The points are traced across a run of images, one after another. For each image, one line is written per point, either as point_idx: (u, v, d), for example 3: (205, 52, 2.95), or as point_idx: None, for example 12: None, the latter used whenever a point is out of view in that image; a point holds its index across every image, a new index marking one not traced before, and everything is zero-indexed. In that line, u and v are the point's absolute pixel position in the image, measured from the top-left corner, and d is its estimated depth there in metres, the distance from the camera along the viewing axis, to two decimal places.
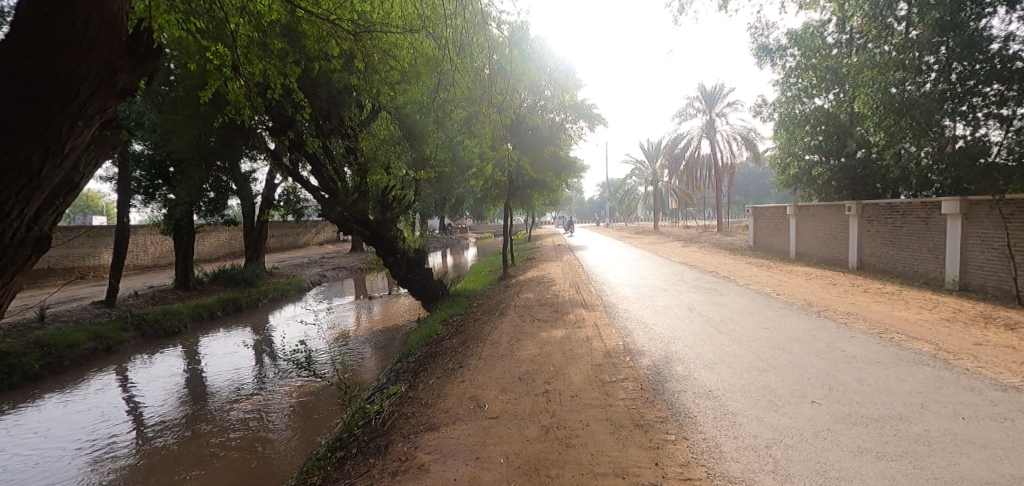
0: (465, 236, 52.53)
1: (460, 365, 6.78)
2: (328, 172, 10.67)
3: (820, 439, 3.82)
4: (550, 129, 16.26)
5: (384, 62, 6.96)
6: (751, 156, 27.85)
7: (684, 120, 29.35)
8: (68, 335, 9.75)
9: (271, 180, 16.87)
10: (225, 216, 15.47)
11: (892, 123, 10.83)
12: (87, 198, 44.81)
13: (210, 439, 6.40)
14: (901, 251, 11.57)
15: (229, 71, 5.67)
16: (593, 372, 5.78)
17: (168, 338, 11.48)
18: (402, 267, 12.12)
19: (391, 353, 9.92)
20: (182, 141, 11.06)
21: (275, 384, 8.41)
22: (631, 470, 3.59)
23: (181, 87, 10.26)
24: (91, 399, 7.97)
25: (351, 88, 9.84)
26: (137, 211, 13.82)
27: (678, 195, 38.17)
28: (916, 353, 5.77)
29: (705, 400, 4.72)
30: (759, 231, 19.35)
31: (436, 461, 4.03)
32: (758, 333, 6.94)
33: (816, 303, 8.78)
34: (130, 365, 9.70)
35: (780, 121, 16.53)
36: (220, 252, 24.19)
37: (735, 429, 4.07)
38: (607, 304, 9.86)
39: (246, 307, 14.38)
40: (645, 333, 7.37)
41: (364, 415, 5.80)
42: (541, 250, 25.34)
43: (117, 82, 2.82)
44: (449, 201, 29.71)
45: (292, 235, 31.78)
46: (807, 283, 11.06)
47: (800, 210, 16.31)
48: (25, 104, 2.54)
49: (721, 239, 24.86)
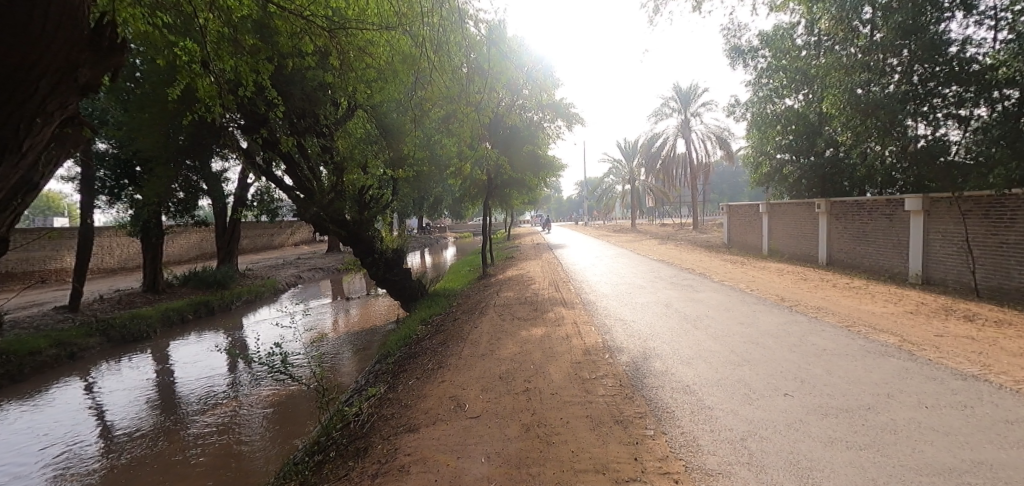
0: (443, 236, 52.18)
1: (440, 365, 6.75)
2: (304, 171, 10.50)
3: (792, 430, 3.92)
4: (528, 129, 16.33)
5: (360, 60, 6.89)
6: (725, 155, 28.36)
7: (659, 120, 29.72)
8: (29, 342, 9.37)
9: (244, 179, 16.50)
10: (196, 217, 15.08)
11: (858, 123, 11.20)
12: (47, 199, 43.00)
13: (182, 448, 6.23)
14: (867, 247, 11.94)
15: (199, 68, 5.53)
16: (572, 370, 5.82)
17: (137, 343, 11.14)
18: (380, 267, 12.00)
19: (369, 354, 9.83)
20: (149, 139, 10.72)
21: (250, 389, 8.24)
22: (611, 466, 3.62)
23: (148, 84, 9.94)
24: (54, 409, 7.66)
25: (326, 86, 9.69)
26: (102, 212, 13.36)
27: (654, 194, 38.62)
28: (882, 345, 5.97)
29: (683, 395, 4.80)
30: (733, 228, 19.73)
31: (417, 462, 4.00)
32: (733, 328, 7.08)
33: (788, 298, 9.02)
34: (96, 372, 9.37)
35: (752, 121, 16.88)
36: (190, 254, 23.54)
37: (711, 423, 4.16)
38: (586, 302, 9.94)
39: (218, 310, 14.04)
40: (623, 330, 7.45)
41: (342, 418, 5.72)
42: (520, 249, 25.38)
43: (78, 78, 2.86)
44: (427, 200, 29.47)
45: (266, 235, 31.12)
46: (779, 278, 11.34)
47: (771, 208, 16.70)
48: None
49: (697, 237, 25.28)
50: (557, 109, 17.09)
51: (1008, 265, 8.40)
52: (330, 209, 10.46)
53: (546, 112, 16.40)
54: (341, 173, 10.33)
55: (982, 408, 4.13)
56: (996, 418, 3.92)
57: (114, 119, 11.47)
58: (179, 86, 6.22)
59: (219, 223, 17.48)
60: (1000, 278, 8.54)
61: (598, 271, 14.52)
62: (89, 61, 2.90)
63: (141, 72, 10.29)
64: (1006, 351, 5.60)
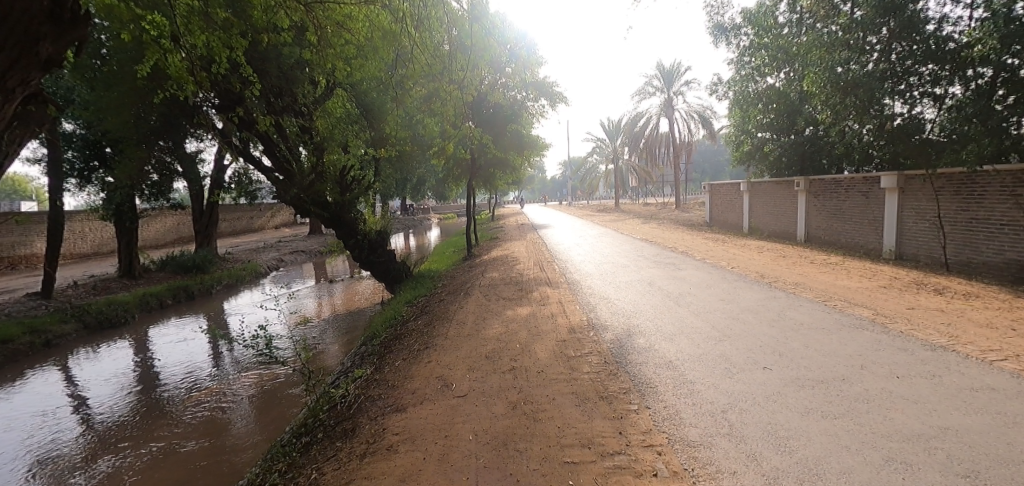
0: (427, 216, 51.65)
1: (426, 346, 6.78)
2: (282, 151, 10.21)
3: (770, 402, 4.04)
4: (511, 107, 16.31)
5: (339, 35, 6.69)
6: (708, 134, 28.43)
7: (643, 98, 29.67)
8: (2, 330, 9.16)
9: (220, 161, 16.11)
10: (171, 200, 14.70)
11: (837, 101, 11.41)
12: (13, 182, 41.84)
13: (166, 435, 6.16)
14: (844, 224, 12.20)
15: (168, 43, 5.32)
16: (558, 348, 5.88)
17: (115, 329, 10.93)
18: (363, 249, 11.83)
19: (355, 337, 9.80)
20: (120, 118, 10.36)
21: (232, 374, 8.16)
22: (597, 441, 3.70)
23: (115, 61, 9.59)
24: (32, 399, 7.53)
25: (303, 63, 9.46)
26: (72, 195, 12.92)
27: (638, 173, 38.62)
28: (857, 318, 6.18)
29: (666, 370, 4.89)
30: (714, 207, 19.97)
31: (405, 441, 4.05)
32: (714, 304, 7.24)
33: (767, 274, 9.20)
34: (73, 360, 9.19)
35: (734, 100, 17.18)
36: (167, 239, 23.04)
37: (693, 396, 4.26)
38: (571, 281, 10.04)
39: (198, 295, 13.81)
40: (608, 308, 7.57)
41: (330, 400, 5.72)
42: (503, 231, 25.32)
43: (39, 53, 2.85)
44: (410, 181, 29.13)
45: (244, 218, 30.50)
46: (759, 256, 11.52)
47: (752, 187, 16.94)
48: None
49: (679, 216, 25.51)
50: (541, 88, 16.93)
51: (977, 240, 8.68)
52: (309, 191, 10.28)
53: (529, 91, 16.34)
54: (321, 153, 10.22)
55: (950, 377, 4.30)
56: (963, 387, 4.09)
57: (81, 99, 11.05)
58: (147, 64, 5.92)
59: (196, 206, 17.08)
60: (969, 253, 8.84)
61: (580, 251, 14.65)
62: (50, 35, 2.87)
63: (107, 48, 9.88)
64: (973, 322, 5.82)
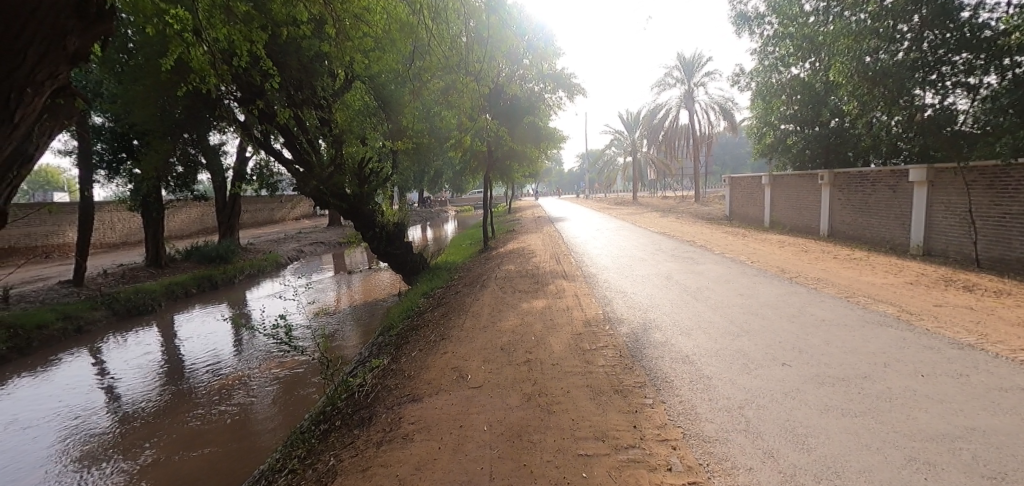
0: (443, 209, 51.77)
1: (442, 337, 6.84)
2: (301, 144, 10.35)
3: (789, 398, 3.98)
4: (529, 100, 16.37)
5: (357, 28, 6.69)
6: (729, 126, 27.88)
7: (662, 90, 29.29)
8: (36, 315, 9.49)
9: (241, 154, 16.41)
10: (195, 191, 15.03)
11: (865, 91, 11.06)
12: (48, 173, 43.27)
13: (192, 421, 6.33)
14: (870, 218, 11.90)
15: (191, 37, 5.39)
16: (573, 341, 5.88)
17: (142, 316, 11.25)
18: (381, 241, 11.97)
19: (372, 327, 9.96)
20: (146, 111, 10.59)
21: (254, 361, 8.37)
22: (611, 434, 3.70)
23: (141, 55, 9.78)
24: (64, 382, 7.82)
25: (323, 56, 9.57)
26: (101, 186, 13.28)
27: (657, 166, 38.14)
28: (880, 315, 6.03)
29: (682, 365, 4.85)
30: (735, 201, 19.64)
31: (420, 431, 4.10)
32: (733, 299, 7.15)
33: (788, 269, 9.03)
34: (104, 345, 9.53)
35: (755, 91, 16.89)
36: (191, 230, 23.57)
37: (710, 391, 4.22)
38: (587, 274, 10.01)
39: (221, 285, 14.13)
40: (624, 302, 7.51)
41: (347, 389, 5.81)
42: (519, 223, 25.35)
43: (66, 47, 2.92)
44: (427, 173, 29.26)
45: (266, 210, 31.06)
46: (780, 251, 11.30)
47: (774, 180, 16.62)
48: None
49: (697, 210, 25.14)
50: (558, 79, 16.87)
51: (1009, 236, 8.38)
52: (329, 183, 10.33)
53: (547, 83, 16.38)
54: (340, 145, 10.39)
55: (978, 376, 4.17)
56: (991, 386, 3.97)
57: (109, 92, 11.36)
58: (170, 57, 6.00)
59: (219, 198, 17.40)
60: (1002, 249, 8.53)
61: (597, 244, 14.59)
62: (77, 30, 2.92)
63: (134, 43, 10.10)
64: (1003, 320, 5.64)
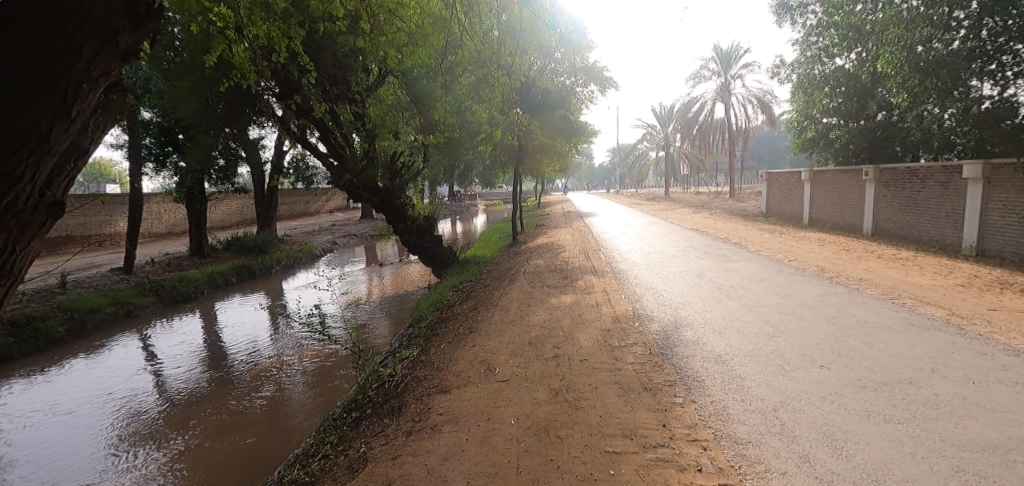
0: (473, 203, 52.07)
1: (471, 330, 6.90)
2: (336, 138, 10.56)
3: (827, 402, 3.85)
4: (561, 94, 16.27)
5: (392, 23, 6.73)
6: (767, 120, 27.03)
7: (698, 83, 28.63)
8: (90, 300, 10.03)
9: (279, 147, 16.88)
10: (235, 184, 15.55)
11: (915, 83, 10.45)
12: (101, 166, 45.60)
13: (231, 406, 6.58)
14: (918, 216, 11.36)
15: (233, 34, 5.55)
16: (602, 337, 5.83)
17: (186, 303, 11.76)
18: (412, 234, 12.13)
19: (402, 318, 10.13)
20: (190, 107, 11.00)
21: (289, 350, 8.64)
22: (639, 432, 3.66)
23: (186, 52, 10.14)
24: (115, 364, 8.26)
25: (357, 52, 9.71)
26: (149, 179, 13.88)
27: (691, 160, 37.33)
28: (927, 318, 5.76)
29: (714, 365, 4.75)
30: (772, 197, 19.07)
31: (449, 421, 4.15)
32: (768, 298, 6.95)
33: (828, 269, 8.71)
34: (151, 330, 10.01)
35: (797, 83, 16.29)
36: (231, 221, 24.45)
37: (743, 392, 4.12)
38: (617, 270, 9.91)
39: (259, 274, 14.62)
40: (654, 299, 7.41)
41: (378, 378, 5.92)
42: (548, 218, 25.27)
43: (121, 45, 2.21)
44: (458, 167, 29.47)
45: (301, 202, 31.92)
46: (819, 249, 10.91)
47: (814, 176, 16.04)
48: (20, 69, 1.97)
49: (732, 206, 24.53)
50: (590, 73, 16.76)
51: None
52: (362, 177, 10.47)
53: (579, 76, 16.24)
54: (373, 140, 10.54)
55: None
56: None
57: (157, 88, 11.84)
58: (214, 54, 6.21)
59: (258, 190, 17.97)
60: None
61: (627, 240, 14.42)
62: (130, 29, 2.23)
63: (179, 41, 10.48)
64: None
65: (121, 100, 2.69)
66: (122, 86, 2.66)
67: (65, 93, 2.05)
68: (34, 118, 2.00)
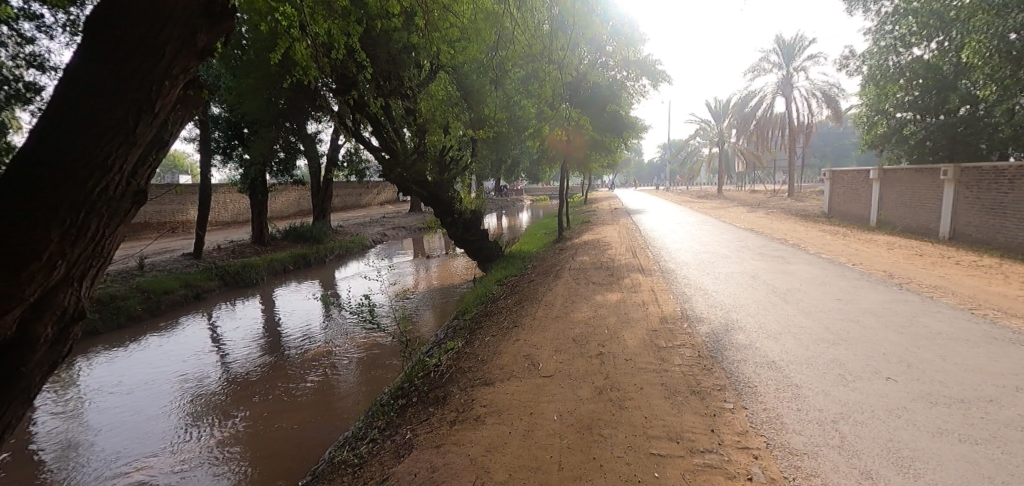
0: (519, 198, 52.17)
1: (515, 324, 6.93)
2: (388, 133, 10.83)
3: (893, 416, 3.62)
4: (612, 88, 16.00)
5: (445, 20, 6.79)
6: (833, 115, 25.53)
7: (757, 76, 27.43)
8: (164, 282, 10.79)
9: (334, 141, 17.52)
10: (294, 176, 16.27)
11: (1006, 74, 9.72)
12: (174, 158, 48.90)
13: (286, 388, 6.90)
14: (1004, 220, 10.43)
15: (297, 33, 5.80)
16: (648, 337, 5.71)
17: (247, 288, 12.45)
18: (459, 228, 12.30)
19: (447, 310, 10.31)
20: (255, 102, 11.58)
21: (340, 337, 8.97)
22: (686, 436, 3.57)
23: (252, 50, 10.68)
24: (184, 343, 8.86)
25: (411, 48, 9.92)
26: (217, 170, 14.75)
27: (747, 157, 35.83)
28: (1012, 331, 5.28)
29: (767, 371, 4.56)
30: (835, 196, 18.04)
31: (492, 414, 4.20)
32: (829, 304, 6.58)
33: (897, 274, 8.16)
34: (216, 312, 10.67)
35: (867, 74, 15.11)
36: (290, 211, 25.64)
37: (799, 401, 3.93)
38: (665, 269, 9.67)
39: (314, 263, 15.26)
40: (704, 300, 7.19)
41: (424, 367, 6.06)
42: (595, 214, 24.95)
43: (198, 44, 2.33)
44: (506, 162, 29.57)
45: (354, 194, 33.02)
46: (888, 253, 10.20)
47: (884, 175, 15.04)
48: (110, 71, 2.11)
49: (791, 205, 23.37)
50: (642, 67, 16.43)
51: None
52: (411, 171, 10.82)
53: (630, 70, 15.92)
54: (423, 134, 10.74)
55: None
56: None
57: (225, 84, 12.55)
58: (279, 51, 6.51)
59: (314, 182, 18.72)
60: None
61: (676, 239, 14.04)
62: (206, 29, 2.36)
63: (246, 40, 11.04)
64: None
65: (197, 95, 2.84)
66: (197, 82, 2.81)
67: (151, 88, 2.17)
68: (124, 112, 2.12)
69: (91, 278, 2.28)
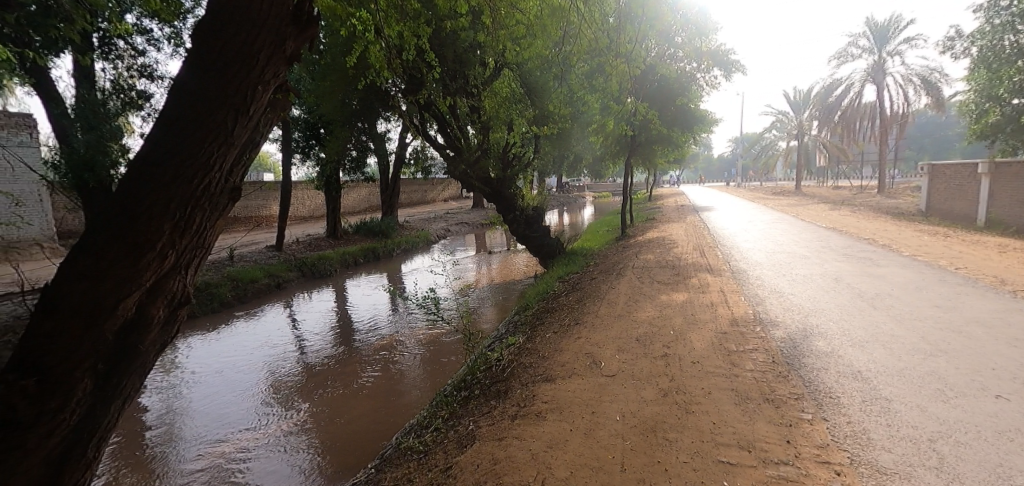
0: (581, 195, 51.59)
1: (577, 322, 6.87)
2: (453, 130, 11.05)
3: (1003, 439, 3.25)
4: (681, 81, 15.40)
5: (512, 16, 6.78)
6: (933, 103, 23.15)
7: (843, 62, 25.41)
8: (250, 272, 11.67)
9: (402, 140, 18.14)
10: (365, 173, 17.02)
11: None
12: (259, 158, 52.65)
13: (356, 375, 7.25)
14: None
15: (371, 36, 6.05)
16: (717, 340, 5.47)
17: (322, 279, 13.20)
18: (520, 224, 12.35)
19: (508, 306, 10.40)
20: (330, 103, 12.22)
21: (406, 329, 9.29)
22: (758, 445, 3.39)
23: (329, 54, 11.27)
24: (267, 330, 9.51)
25: (476, 46, 10.06)
26: (297, 168, 15.72)
27: (831, 151, 33.30)
28: None
29: (852, 381, 4.23)
30: (935, 193, 16.36)
31: (553, 410, 4.20)
32: (924, 311, 5.99)
33: (1009, 281, 7.28)
34: (295, 302, 11.40)
35: (978, 58, 13.75)
36: (361, 207, 26.86)
37: (889, 416, 3.61)
38: (736, 269, 9.20)
39: (382, 257, 15.90)
40: (779, 303, 6.76)
41: (486, 361, 6.15)
42: (661, 211, 24.18)
43: (287, 51, 2.50)
44: (569, 158, 29.30)
45: (420, 191, 34.03)
46: (999, 257, 9.12)
47: (994, 169, 13.46)
48: (210, 78, 2.30)
49: (880, 203, 21.47)
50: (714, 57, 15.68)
51: None
52: (476, 167, 10.90)
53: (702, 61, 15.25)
54: (487, 131, 10.87)
55: None
56: None
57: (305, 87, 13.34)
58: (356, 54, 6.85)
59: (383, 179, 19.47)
60: None
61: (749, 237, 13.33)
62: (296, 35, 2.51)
63: (324, 45, 11.67)
64: None
65: (285, 99, 3.03)
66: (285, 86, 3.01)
67: (245, 95, 2.36)
68: (223, 116, 2.31)
69: (194, 266, 2.49)
